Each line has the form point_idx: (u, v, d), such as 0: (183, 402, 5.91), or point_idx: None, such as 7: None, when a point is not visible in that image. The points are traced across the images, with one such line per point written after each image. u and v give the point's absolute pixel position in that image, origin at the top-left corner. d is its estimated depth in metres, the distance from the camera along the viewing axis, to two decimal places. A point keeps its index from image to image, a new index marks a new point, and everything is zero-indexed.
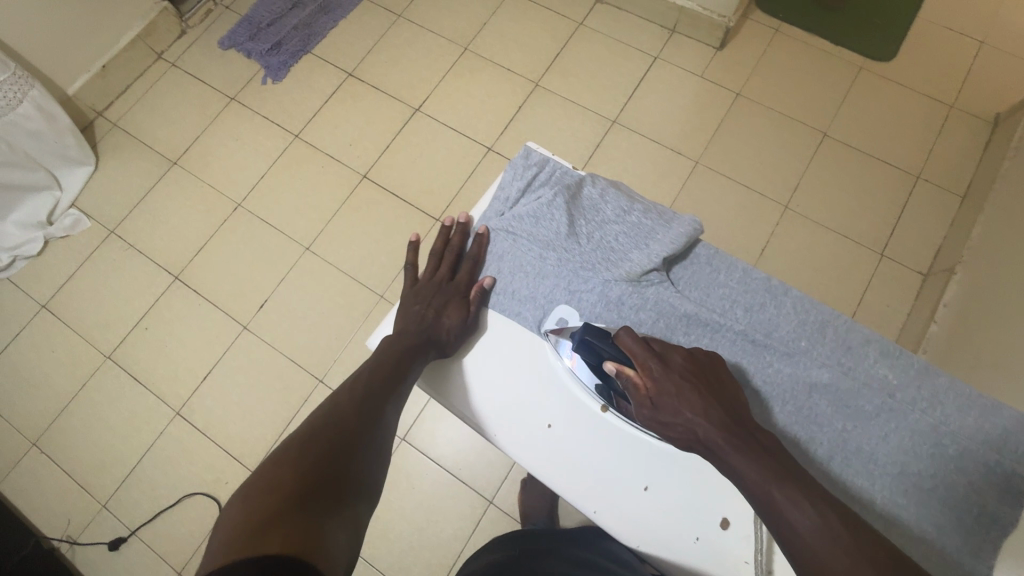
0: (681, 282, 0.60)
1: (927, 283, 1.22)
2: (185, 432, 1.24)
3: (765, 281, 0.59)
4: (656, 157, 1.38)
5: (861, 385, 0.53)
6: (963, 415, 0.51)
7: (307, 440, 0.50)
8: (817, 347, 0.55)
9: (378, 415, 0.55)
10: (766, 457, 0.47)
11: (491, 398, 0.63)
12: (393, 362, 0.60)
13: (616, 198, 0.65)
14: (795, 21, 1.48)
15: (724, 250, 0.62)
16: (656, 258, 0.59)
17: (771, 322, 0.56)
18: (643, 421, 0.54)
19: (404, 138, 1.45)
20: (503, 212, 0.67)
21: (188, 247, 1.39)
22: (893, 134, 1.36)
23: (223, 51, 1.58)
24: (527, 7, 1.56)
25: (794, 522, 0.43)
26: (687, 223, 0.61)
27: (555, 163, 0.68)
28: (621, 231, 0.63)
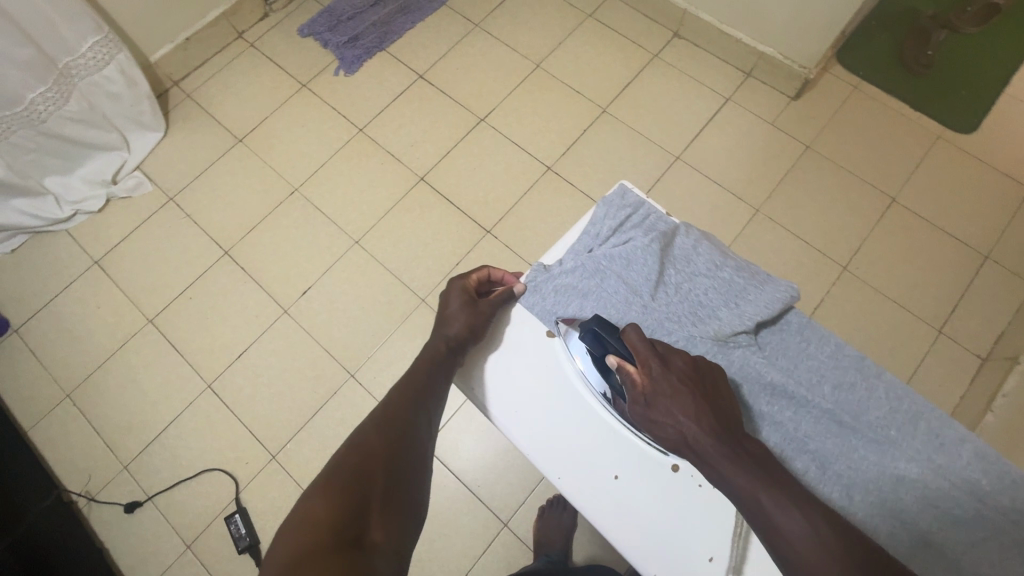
0: (769, 349, 0.58)
1: (984, 367, 1.18)
2: (213, 407, 1.25)
3: (857, 360, 0.56)
4: (716, 198, 1.36)
5: (952, 486, 0.50)
6: None
7: (332, 472, 0.46)
8: (906, 437, 0.52)
9: (409, 427, 0.53)
10: (754, 466, 0.47)
11: (541, 432, 0.61)
12: (421, 382, 0.58)
13: (709, 251, 0.63)
14: (876, 80, 1.45)
15: (817, 322, 0.59)
16: (747, 321, 0.57)
17: (859, 405, 0.54)
18: (635, 418, 0.53)
19: (466, 145, 1.46)
20: (591, 248, 0.64)
21: (242, 225, 1.41)
22: (965, 209, 1.32)
23: (302, 38, 1.62)
24: (604, 32, 1.57)
25: (784, 527, 0.44)
26: (783, 287, 0.59)
27: (650, 207, 0.66)
28: (711, 286, 0.61)
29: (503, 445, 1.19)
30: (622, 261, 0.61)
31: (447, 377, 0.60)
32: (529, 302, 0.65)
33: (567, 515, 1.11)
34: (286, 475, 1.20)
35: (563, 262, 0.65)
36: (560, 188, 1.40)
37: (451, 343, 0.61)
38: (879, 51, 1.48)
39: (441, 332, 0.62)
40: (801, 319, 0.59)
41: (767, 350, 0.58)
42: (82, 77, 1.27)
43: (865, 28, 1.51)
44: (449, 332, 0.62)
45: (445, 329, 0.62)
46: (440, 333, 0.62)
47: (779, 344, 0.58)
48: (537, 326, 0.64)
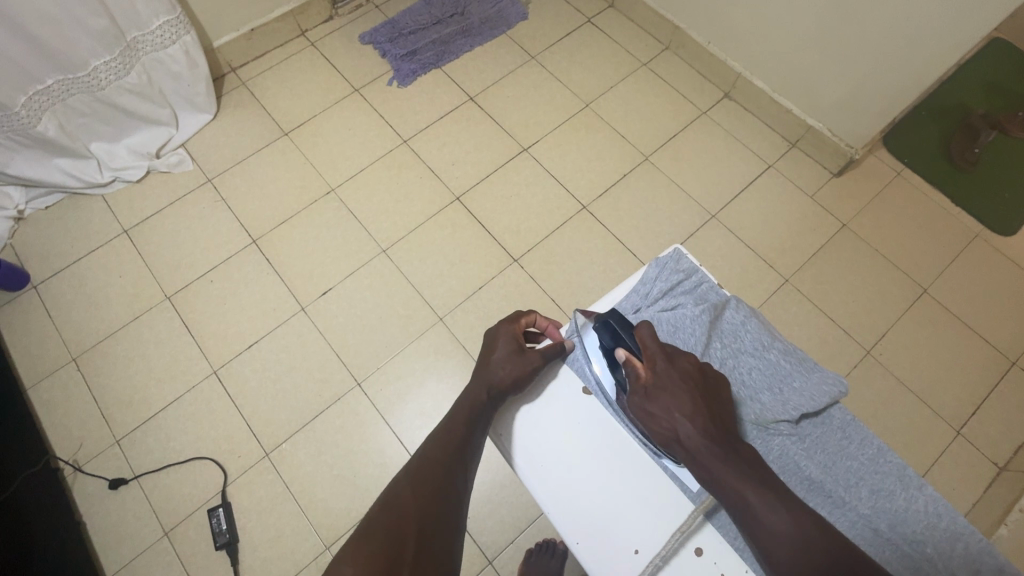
0: (810, 442, 0.56)
1: (1001, 477, 1.15)
2: (215, 394, 1.24)
3: (898, 469, 0.54)
4: (747, 262, 1.36)
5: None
6: None
7: (365, 534, 0.49)
8: (941, 558, 0.50)
9: (442, 488, 0.55)
10: (742, 468, 0.49)
11: (558, 483, 0.60)
12: (457, 435, 0.59)
13: (758, 329, 0.61)
14: (921, 169, 1.45)
15: (860, 421, 0.56)
16: (791, 411, 0.56)
17: (897, 515, 0.52)
18: (633, 410, 0.56)
19: (506, 172, 1.47)
20: (638, 307, 0.63)
21: (274, 217, 1.42)
22: (997, 311, 1.30)
23: (362, 45, 1.65)
24: (656, 83, 1.59)
25: (766, 522, 0.45)
26: (832, 380, 0.57)
27: (703, 275, 0.65)
28: (756, 366, 0.59)
29: (499, 479, 1.17)
30: (668, 328, 0.60)
31: (481, 429, 0.61)
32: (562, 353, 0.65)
33: (555, 562, 1.07)
34: (276, 475, 1.17)
35: None
36: (593, 229, 1.40)
37: (492, 391, 0.62)
38: (927, 142, 1.49)
39: (483, 380, 0.62)
40: (845, 416, 0.56)
41: (807, 442, 0.55)
42: (147, 52, 1.30)
43: (915, 117, 1.53)
44: (492, 379, 0.62)
45: (489, 377, 0.62)
46: (481, 378, 0.63)
47: (820, 439, 0.56)
48: (573, 383, 0.64)
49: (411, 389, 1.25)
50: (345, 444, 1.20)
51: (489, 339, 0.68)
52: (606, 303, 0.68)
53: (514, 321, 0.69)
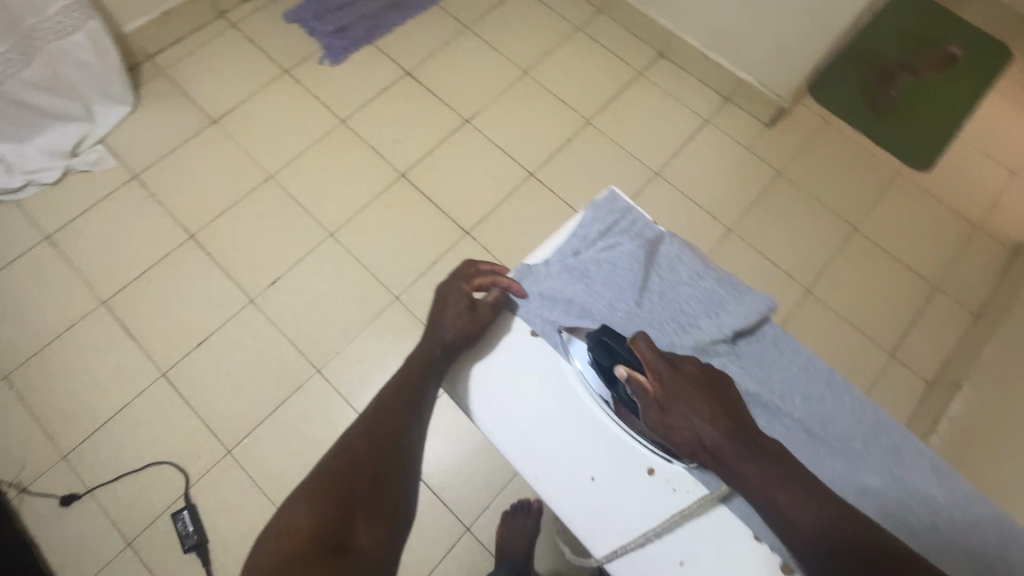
0: (746, 358, 0.60)
1: (930, 392, 1.25)
2: (166, 397, 1.19)
3: (827, 373, 0.58)
4: (691, 216, 1.40)
5: (910, 497, 0.52)
6: (1004, 549, 0.50)
7: (320, 476, 0.50)
8: (869, 449, 0.54)
9: (399, 433, 0.56)
10: (765, 461, 0.51)
11: (517, 427, 0.62)
12: (413, 383, 0.60)
13: (692, 260, 0.65)
14: (844, 114, 1.53)
15: (790, 334, 0.60)
16: (726, 331, 0.59)
17: (828, 415, 0.56)
18: (649, 425, 0.55)
19: (450, 145, 1.45)
20: (578, 250, 0.65)
21: (211, 209, 1.36)
22: (920, 242, 1.40)
23: (287, 24, 1.58)
24: (592, 46, 1.60)
25: (792, 516, 0.49)
26: (761, 299, 0.61)
27: (638, 214, 0.67)
28: (693, 295, 0.63)
29: (469, 448, 1.18)
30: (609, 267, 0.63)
31: (436, 379, 0.61)
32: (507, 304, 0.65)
33: (531, 521, 1.10)
34: (241, 471, 1.15)
35: (548, 263, 0.66)
36: (542, 196, 1.41)
37: (446, 347, 0.62)
38: (849, 88, 1.56)
39: (434, 337, 0.62)
40: (776, 331, 0.60)
41: (745, 359, 0.59)
42: (48, 42, 1.20)
43: (837, 65, 1.60)
44: (444, 337, 0.62)
45: (442, 333, 0.62)
46: (431, 331, 0.64)
47: (756, 354, 0.60)
48: (521, 328, 0.65)
49: (374, 370, 1.23)
50: (310, 432, 1.18)
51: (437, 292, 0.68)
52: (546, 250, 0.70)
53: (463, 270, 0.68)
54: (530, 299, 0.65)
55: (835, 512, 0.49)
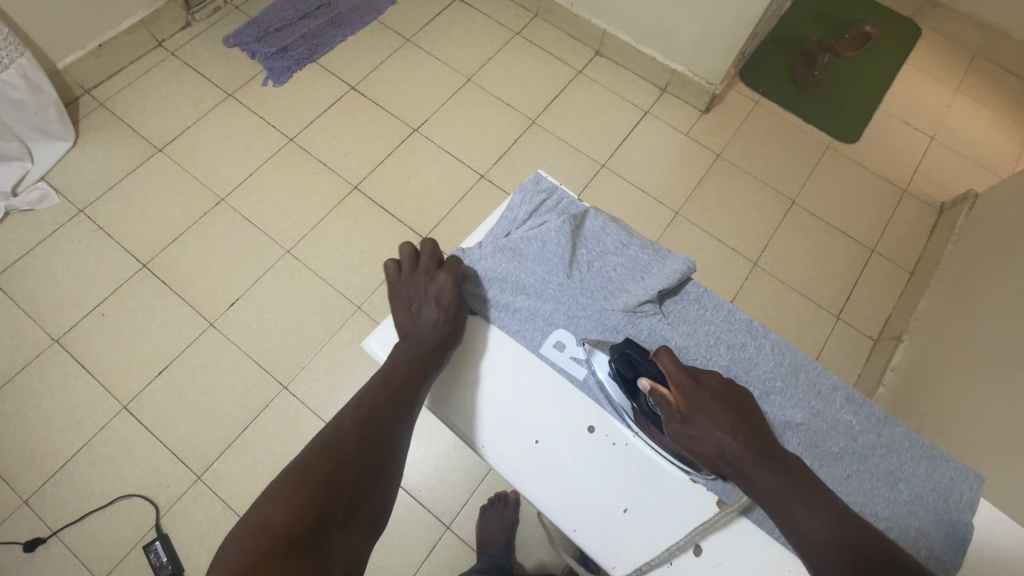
0: (672, 316, 0.66)
1: (876, 348, 1.32)
2: (130, 430, 1.17)
3: (747, 322, 0.65)
4: (640, 203, 1.46)
5: (829, 427, 0.59)
6: (917, 463, 0.57)
7: (306, 467, 0.55)
8: (790, 389, 0.61)
9: (387, 438, 0.60)
10: (784, 475, 0.53)
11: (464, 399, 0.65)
12: (402, 384, 0.62)
13: (616, 231, 0.70)
14: (774, 96, 1.61)
15: (712, 290, 0.67)
16: (651, 291, 0.65)
17: (751, 361, 0.62)
18: (671, 436, 0.57)
19: (400, 154, 1.48)
20: (509, 231, 0.70)
21: (163, 237, 1.35)
22: (854, 209, 1.48)
23: (227, 48, 1.59)
24: (531, 49, 1.65)
25: (809, 529, 0.50)
26: (681, 260, 0.66)
27: (562, 192, 0.73)
28: (618, 263, 0.69)
29: (443, 448, 1.19)
30: (537, 243, 0.68)
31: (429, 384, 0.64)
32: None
33: (509, 511, 1.12)
34: (213, 496, 1.13)
35: (482, 245, 0.70)
36: (494, 195, 1.44)
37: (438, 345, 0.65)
38: (776, 72, 1.65)
39: (428, 338, 0.65)
40: (697, 289, 0.67)
41: (670, 317, 0.66)
42: None
43: (763, 51, 1.69)
44: (436, 335, 0.65)
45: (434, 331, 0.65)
46: (411, 325, 0.67)
47: (681, 312, 0.66)
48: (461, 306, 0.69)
49: (341, 381, 1.24)
50: (282, 449, 1.17)
51: (411, 283, 0.71)
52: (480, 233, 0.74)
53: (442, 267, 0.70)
54: (472, 280, 0.69)
55: (845, 522, 0.50)
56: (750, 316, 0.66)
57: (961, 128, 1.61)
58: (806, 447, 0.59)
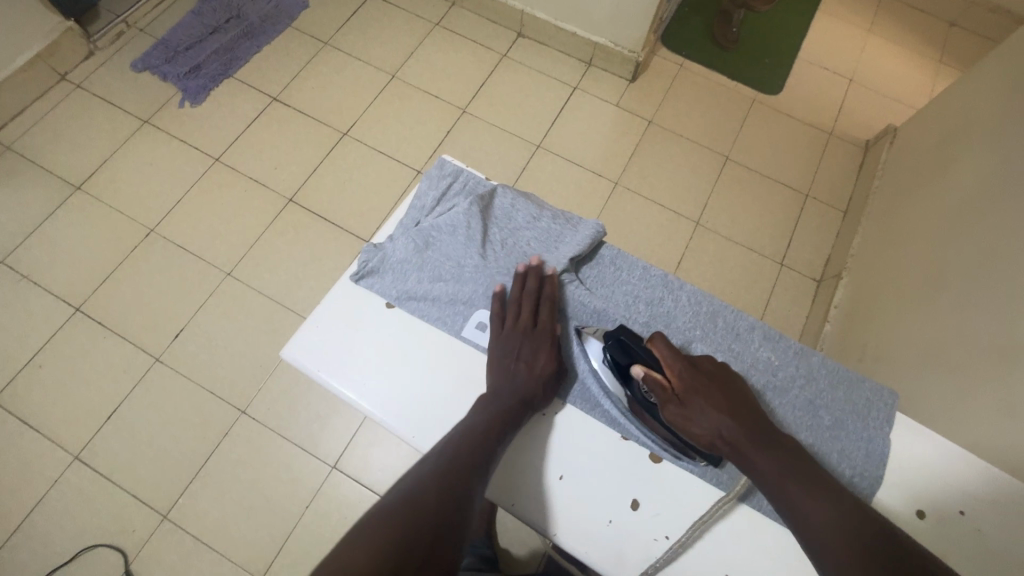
0: (590, 280, 0.72)
1: (821, 288, 1.36)
2: (85, 480, 1.13)
3: (661, 277, 0.72)
4: (579, 179, 1.47)
5: (751, 365, 0.66)
6: (833, 390, 0.65)
7: (389, 515, 0.47)
8: (708, 333, 0.68)
9: (467, 495, 0.51)
10: (782, 457, 0.53)
11: (385, 395, 0.63)
12: (480, 426, 0.57)
13: (526, 206, 0.74)
14: (696, 58, 1.64)
15: (624, 251, 0.74)
16: (564, 260, 0.70)
17: (669, 314, 0.69)
18: (668, 419, 0.59)
19: (333, 161, 1.45)
20: (421, 219, 0.72)
21: (94, 277, 1.29)
22: (786, 158, 1.52)
23: (136, 73, 1.53)
24: (452, 38, 1.63)
25: (807, 507, 0.49)
26: (590, 226, 0.72)
27: (469, 174, 0.76)
28: (532, 236, 0.73)
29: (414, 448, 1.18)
30: (448, 227, 0.70)
31: (510, 430, 0.58)
32: (359, 281, 0.69)
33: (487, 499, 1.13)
34: (182, 533, 1.10)
35: (393, 238, 0.71)
36: None
37: (524, 399, 0.61)
38: (695, 33, 1.68)
39: (518, 391, 0.61)
40: (612, 252, 0.74)
41: (589, 282, 0.72)
42: None
43: (680, 14, 1.71)
44: (524, 388, 0.61)
45: (528, 388, 0.61)
46: (510, 382, 0.61)
47: (599, 276, 0.72)
48: (376, 302, 0.68)
49: (300, 397, 1.21)
50: (248, 475, 1.15)
51: (508, 333, 0.65)
52: (391, 224, 0.75)
53: (540, 313, 0.66)
54: (384, 275, 0.69)
55: (850, 508, 0.48)
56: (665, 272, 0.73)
57: (876, 67, 1.67)
58: None
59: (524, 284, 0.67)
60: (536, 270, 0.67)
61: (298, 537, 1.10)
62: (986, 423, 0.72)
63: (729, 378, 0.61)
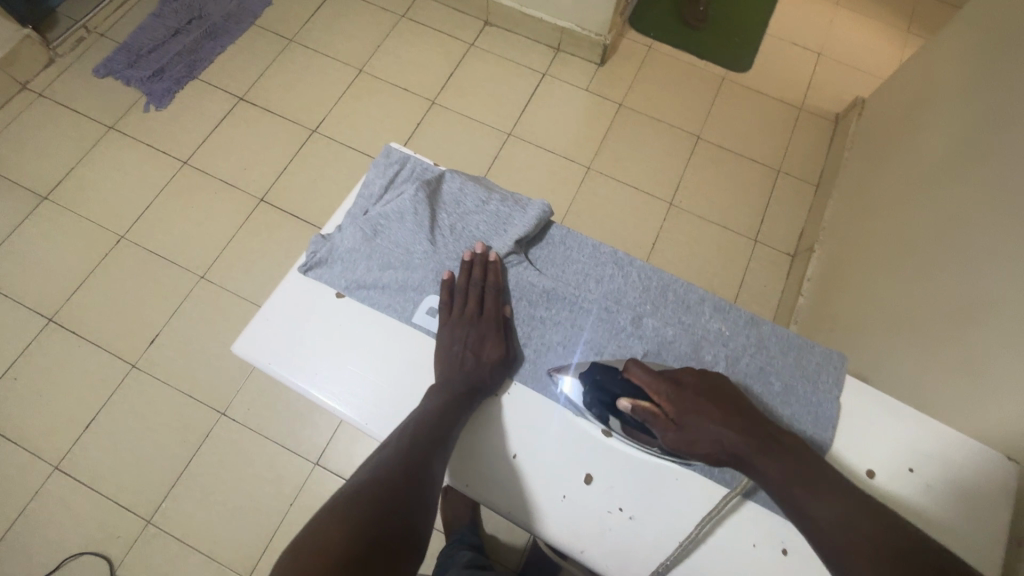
0: (541, 260, 0.73)
1: (795, 263, 1.37)
2: (66, 490, 1.13)
3: (612, 255, 0.73)
4: (551, 165, 1.46)
5: (701, 336, 0.68)
6: (784, 356, 0.67)
7: (356, 500, 0.51)
8: (658, 308, 0.70)
9: (426, 470, 0.55)
10: (787, 461, 0.52)
11: (339, 383, 0.64)
12: (438, 408, 0.59)
13: (475, 189, 0.75)
14: (665, 39, 1.63)
15: (574, 230, 0.75)
16: (510, 242, 0.71)
17: (619, 290, 0.71)
18: (671, 446, 0.57)
19: (303, 158, 1.44)
20: (368, 207, 0.72)
21: (65, 286, 1.28)
22: (757, 135, 1.52)
23: (99, 79, 1.51)
24: (419, 30, 1.62)
25: (819, 517, 0.48)
26: (538, 207, 0.73)
27: (415, 160, 0.76)
28: (481, 220, 0.73)
29: None
30: (396, 215, 0.70)
31: (462, 413, 0.60)
32: (307, 272, 0.69)
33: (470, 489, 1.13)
34: (167, 536, 1.10)
35: (341, 229, 0.71)
36: None
37: (477, 385, 0.62)
38: (663, 14, 1.67)
39: (471, 379, 0.62)
40: (561, 231, 0.75)
41: (540, 263, 0.73)
42: None
43: None
44: (478, 376, 0.63)
45: (480, 376, 0.63)
46: (462, 370, 0.63)
47: (550, 255, 0.74)
48: (326, 292, 0.68)
49: (279, 396, 1.21)
50: (231, 475, 1.15)
51: (460, 323, 0.66)
52: (340, 214, 0.74)
53: (487, 301, 0.67)
54: (332, 265, 0.69)
55: (861, 516, 0.47)
56: (616, 249, 0.75)
57: (845, 40, 1.67)
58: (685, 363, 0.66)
59: (473, 274, 0.68)
60: (481, 259, 0.68)
61: (283, 536, 1.11)
62: (947, 382, 0.73)
63: (718, 383, 0.60)
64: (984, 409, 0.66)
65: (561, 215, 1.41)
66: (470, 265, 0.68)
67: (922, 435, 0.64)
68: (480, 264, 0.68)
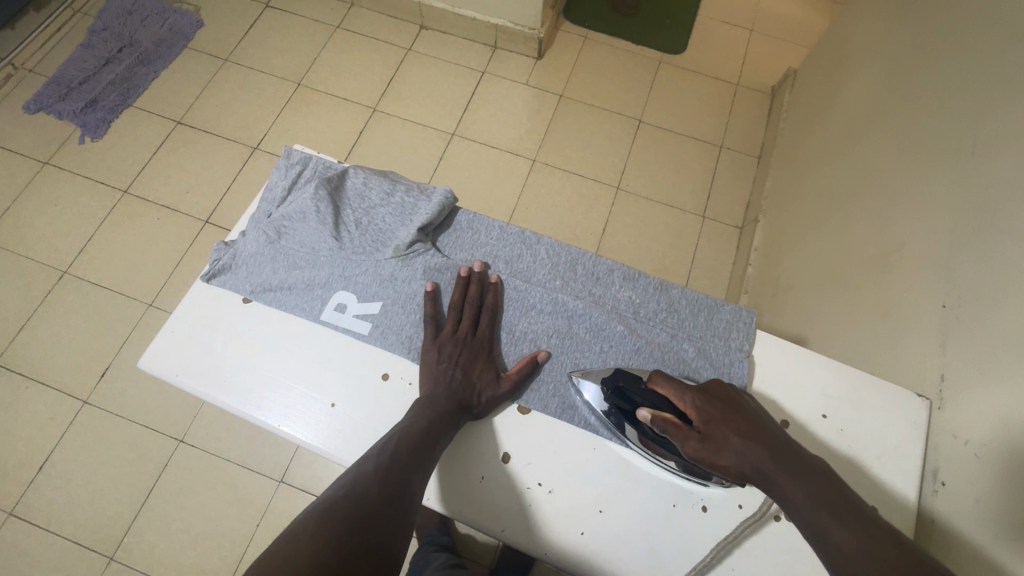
0: (448, 246, 0.74)
1: (743, 234, 1.39)
2: (22, 534, 1.10)
3: (519, 234, 0.75)
4: (497, 161, 1.47)
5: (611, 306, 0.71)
6: (690, 317, 0.70)
7: (329, 513, 0.46)
8: (570, 282, 0.73)
9: (405, 486, 0.51)
10: (815, 483, 0.47)
11: (247, 386, 0.64)
12: (421, 428, 0.57)
13: (378, 182, 0.75)
14: (600, 28, 1.65)
15: (480, 213, 0.77)
16: (415, 230, 0.71)
17: (528, 269, 0.73)
18: (693, 455, 0.54)
19: (246, 176, 1.43)
20: (270, 211, 0.72)
21: (8, 328, 1.25)
22: (697, 114, 1.55)
23: (30, 115, 1.48)
24: (354, 38, 1.62)
25: (839, 540, 0.43)
26: (441, 193, 0.74)
27: (317, 160, 0.77)
28: (386, 212, 0.74)
29: None
30: (299, 215, 0.71)
31: (444, 433, 0.58)
32: (210, 280, 0.69)
33: None
34: (130, 571, 1.08)
35: (245, 235, 0.72)
36: None
37: (462, 403, 0.61)
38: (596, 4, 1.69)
39: (458, 398, 0.61)
40: (467, 216, 0.76)
41: (450, 248, 0.74)
42: None
43: None
44: (466, 395, 0.61)
45: (469, 397, 0.61)
46: (445, 387, 0.61)
47: (459, 240, 0.75)
48: (231, 297, 0.69)
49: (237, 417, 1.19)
50: (193, 501, 1.13)
51: (444, 341, 0.65)
52: (246, 220, 0.75)
53: (477, 319, 0.67)
54: (236, 270, 0.70)
55: (880, 541, 0.42)
56: (524, 228, 0.77)
57: (774, 14, 1.71)
58: (595, 335, 0.68)
59: (468, 291, 0.68)
60: (476, 275, 0.69)
61: (251, 557, 1.09)
62: (870, 330, 0.75)
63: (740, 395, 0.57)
64: (903, 352, 0.68)
65: (511, 209, 1.41)
66: (467, 281, 0.68)
67: (833, 381, 0.65)
68: (473, 282, 0.69)
